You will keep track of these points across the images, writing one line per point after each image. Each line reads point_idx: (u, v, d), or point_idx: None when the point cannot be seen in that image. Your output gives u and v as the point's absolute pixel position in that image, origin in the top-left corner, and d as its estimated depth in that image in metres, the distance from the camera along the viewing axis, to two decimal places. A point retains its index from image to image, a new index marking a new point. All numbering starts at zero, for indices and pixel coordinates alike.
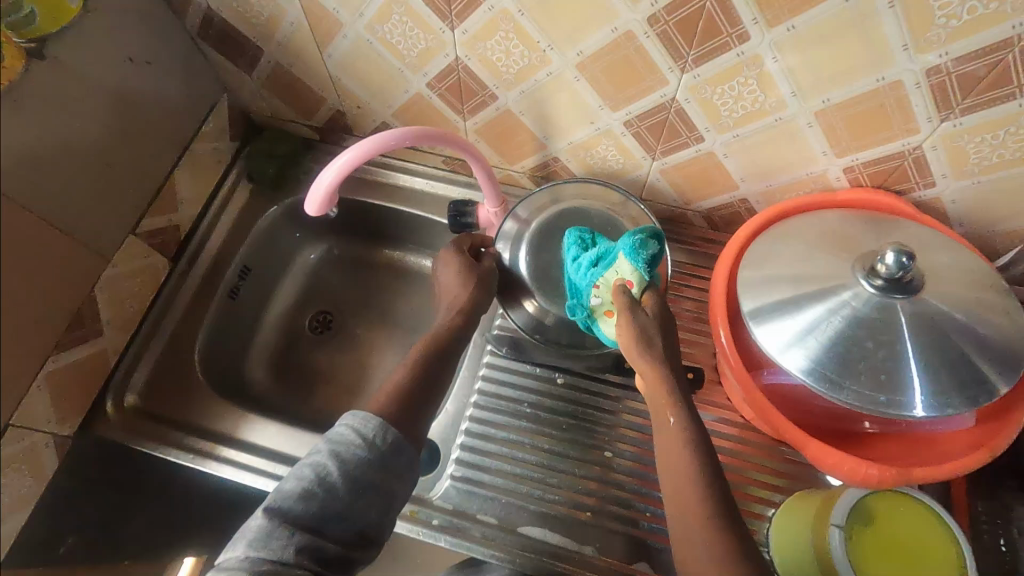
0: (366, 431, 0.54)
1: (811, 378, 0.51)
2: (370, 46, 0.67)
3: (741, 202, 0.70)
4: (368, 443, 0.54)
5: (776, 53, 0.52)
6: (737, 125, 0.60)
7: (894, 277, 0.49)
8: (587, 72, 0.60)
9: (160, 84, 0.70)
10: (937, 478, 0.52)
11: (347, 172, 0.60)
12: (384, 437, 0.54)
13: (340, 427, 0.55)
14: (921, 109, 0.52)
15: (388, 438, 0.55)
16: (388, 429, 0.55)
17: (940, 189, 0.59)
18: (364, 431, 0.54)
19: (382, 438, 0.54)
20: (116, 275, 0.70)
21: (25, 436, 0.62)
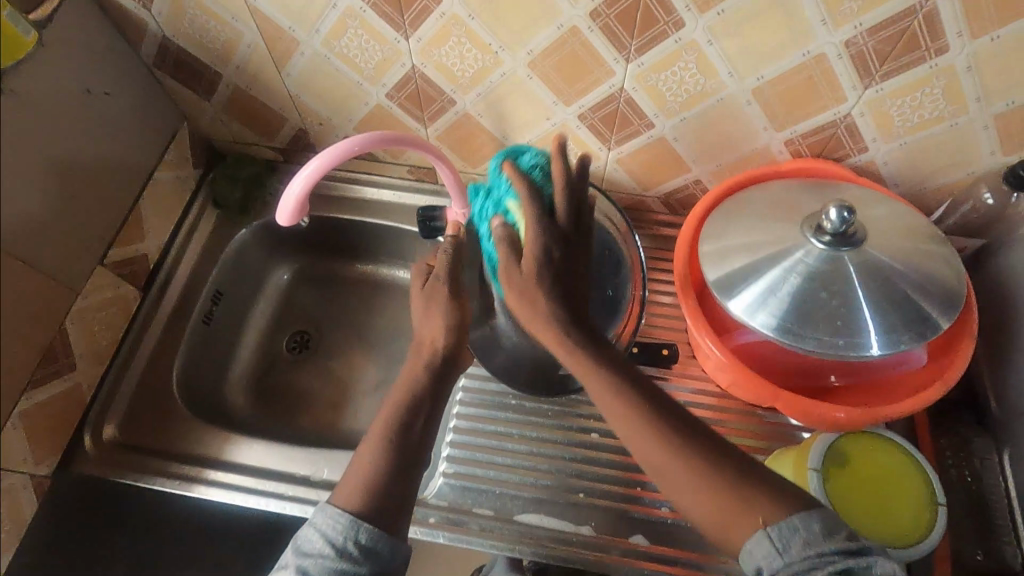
0: (335, 537, 0.49)
1: (777, 334, 0.55)
2: (328, 62, 0.69)
3: (695, 183, 0.74)
4: (338, 551, 0.49)
5: (710, 37, 0.56)
6: (682, 109, 0.64)
7: (839, 232, 0.53)
8: (539, 70, 0.64)
9: (119, 114, 0.71)
10: (899, 416, 0.56)
11: (314, 181, 0.61)
12: (358, 535, 0.49)
13: (308, 532, 0.51)
14: (845, 79, 0.57)
15: (363, 537, 0.49)
16: (361, 526, 0.50)
17: (872, 153, 0.64)
18: (333, 536, 0.49)
19: (354, 540, 0.49)
20: (87, 307, 0.69)
21: (0, 477, 0.60)
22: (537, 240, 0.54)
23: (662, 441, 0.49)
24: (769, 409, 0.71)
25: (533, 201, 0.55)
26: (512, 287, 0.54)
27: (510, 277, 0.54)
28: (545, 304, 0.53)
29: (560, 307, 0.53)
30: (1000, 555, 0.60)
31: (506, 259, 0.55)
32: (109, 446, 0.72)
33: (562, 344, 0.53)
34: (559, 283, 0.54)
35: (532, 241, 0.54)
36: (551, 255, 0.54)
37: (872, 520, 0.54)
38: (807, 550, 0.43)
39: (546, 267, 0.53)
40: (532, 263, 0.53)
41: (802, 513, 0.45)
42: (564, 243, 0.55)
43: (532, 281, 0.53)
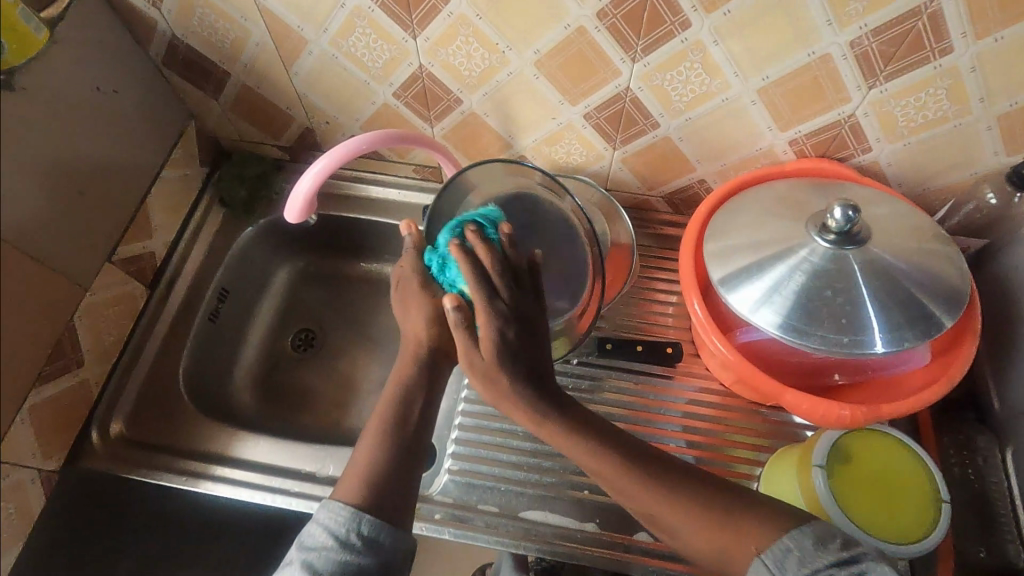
0: (337, 529, 0.48)
1: (781, 332, 0.55)
2: (335, 61, 0.69)
3: (700, 182, 0.75)
4: (342, 543, 0.47)
5: (716, 37, 0.57)
6: (687, 109, 0.65)
7: (843, 230, 0.54)
8: (545, 69, 0.64)
9: (128, 112, 0.71)
10: (903, 413, 0.56)
11: (323, 178, 0.62)
12: (360, 528, 0.48)
13: (311, 528, 0.49)
14: (850, 79, 0.57)
15: (366, 528, 0.48)
16: (363, 518, 0.48)
17: (876, 153, 0.65)
18: (336, 529, 0.48)
19: (356, 533, 0.48)
20: (95, 304, 0.70)
21: (9, 471, 0.61)
22: (494, 326, 0.49)
23: (638, 474, 0.50)
24: (773, 407, 0.71)
25: (482, 284, 0.50)
26: (478, 375, 0.51)
27: (470, 362, 0.50)
28: (509, 386, 0.51)
29: (523, 385, 0.51)
30: (1003, 552, 0.60)
31: (467, 346, 0.50)
32: (116, 442, 0.73)
33: (533, 418, 0.51)
34: (517, 360, 0.50)
35: (488, 326, 0.49)
36: (507, 334, 0.50)
37: (878, 517, 0.54)
38: (802, 569, 0.44)
39: (510, 336, 0.50)
40: (490, 346, 0.49)
41: (793, 532, 0.46)
42: (521, 315, 0.51)
43: (493, 366, 0.50)
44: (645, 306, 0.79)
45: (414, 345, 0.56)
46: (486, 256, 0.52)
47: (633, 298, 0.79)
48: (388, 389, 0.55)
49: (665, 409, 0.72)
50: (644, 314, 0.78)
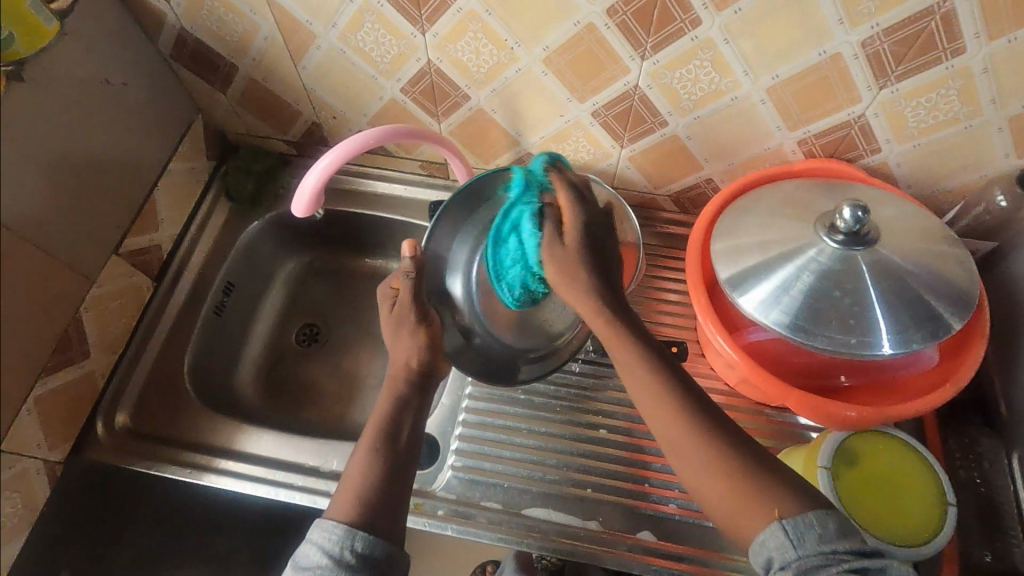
0: (330, 547, 0.48)
1: (789, 332, 0.55)
2: (344, 56, 0.69)
3: (707, 181, 0.75)
4: (336, 561, 0.47)
5: (726, 36, 0.56)
6: (696, 107, 0.65)
7: (852, 231, 0.53)
8: (554, 66, 0.64)
9: (136, 104, 0.71)
10: (909, 415, 0.56)
11: (331, 173, 0.62)
12: (354, 544, 0.48)
13: (305, 549, 0.49)
14: (861, 78, 0.57)
15: (359, 546, 0.48)
16: (357, 535, 0.49)
17: (886, 153, 0.64)
18: (330, 548, 0.48)
19: (350, 550, 0.48)
20: (101, 296, 0.70)
21: (14, 461, 0.61)
22: (581, 222, 0.55)
23: (681, 422, 0.50)
24: (777, 409, 0.71)
25: (573, 194, 0.56)
26: (554, 265, 0.54)
27: (551, 253, 0.54)
28: (586, 282, 0.54)
29: (602, 280, 0.54)
30: (1009, 557, 0.60)
31: (551, 235, 0.55)
32: (120, 433, 0.73)
33: (597, 311, 0.53)
34: (596, 257, 0.55)
35: (573, 223, 0.55)
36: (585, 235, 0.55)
37: (883, 519, 0.54)
38: (821, 545, 0.43)
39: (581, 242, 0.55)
40: (575, 239, 0.55)
41: (819, 511, 0.45)
42: (596, 224, 0.56)
43: (574, 253, 0.54)
44: (650, 305, 0.78)
45: (407, 369, 0.62)
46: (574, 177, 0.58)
47: (638, 297, 0.79)
48: (378, 406, 0.61)
49: None
50: (649, 313, 0.78)
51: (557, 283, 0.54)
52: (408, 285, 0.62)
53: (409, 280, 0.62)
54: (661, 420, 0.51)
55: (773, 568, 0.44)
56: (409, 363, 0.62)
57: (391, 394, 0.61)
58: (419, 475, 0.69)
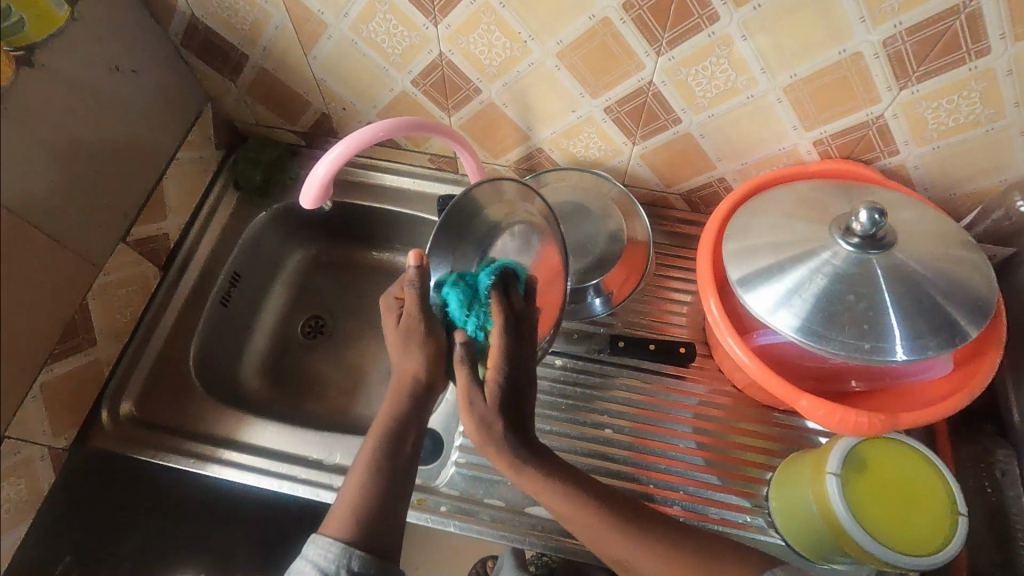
0: (328, 568, 0.47)
1: (800, 336, 0.54)
2: (355, 46, 0.69)
3: (720, 181, 0.74)
4: None
5: (745, 32, 0.55)
6: (711, 105, 0.64)
7: (869, 234, 0.52)
8: (568, 61, 0.63)
9: (146, 92, 0.71)
10: (921, 423, 0.55)
11: (339, 164, 0.62)
12: (351, 564, 0.48)
13: (299, 565, 0.49)
14: (881, 79, 0.56)
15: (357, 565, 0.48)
16: (353, 554, 0.48)
17: (903, 156, 0.63)
18: (326, 567, 0.48)
19: (347, 569, 0.48)
20: (108, 284, 0.70)
21: (19, 447, 0.61)
22: (505, 370, 0.52)
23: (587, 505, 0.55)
24: (785, 411, 0.70)
25: (508, 334, 0.53)
26: (471, 418, 0.53)
27: (470, 402, 0.52)
28: (502, 438, 0.53)
29: (513, 439, 0.54)
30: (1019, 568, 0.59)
31: (469, 384, 0.53)
32: (125, 421, 0.73)
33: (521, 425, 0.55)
34: (513, 407, 0.53)
35: (496, 377, 0.52)
36: (508, 383, 0.53)
37: (895, 528, 0.53)
38: None
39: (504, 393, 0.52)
40: (496, 398, 0.52)
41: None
42: (526, 367, 0.54)
43: (493, 410, 0.52)
44: (658, 304, 0.78)
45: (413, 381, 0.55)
46: (518, 305, 0.55)
47: (646, 295, 0.78)
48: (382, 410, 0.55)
49: (675, 408, 0.71)
50: (657, 312, 0.77)
51: (472, 432, 0.53)
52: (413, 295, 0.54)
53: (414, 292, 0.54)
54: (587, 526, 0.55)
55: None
56: (414, 378, 0.55)
57: (394, 405, 0.55)
58: (423, 470, 0.69)
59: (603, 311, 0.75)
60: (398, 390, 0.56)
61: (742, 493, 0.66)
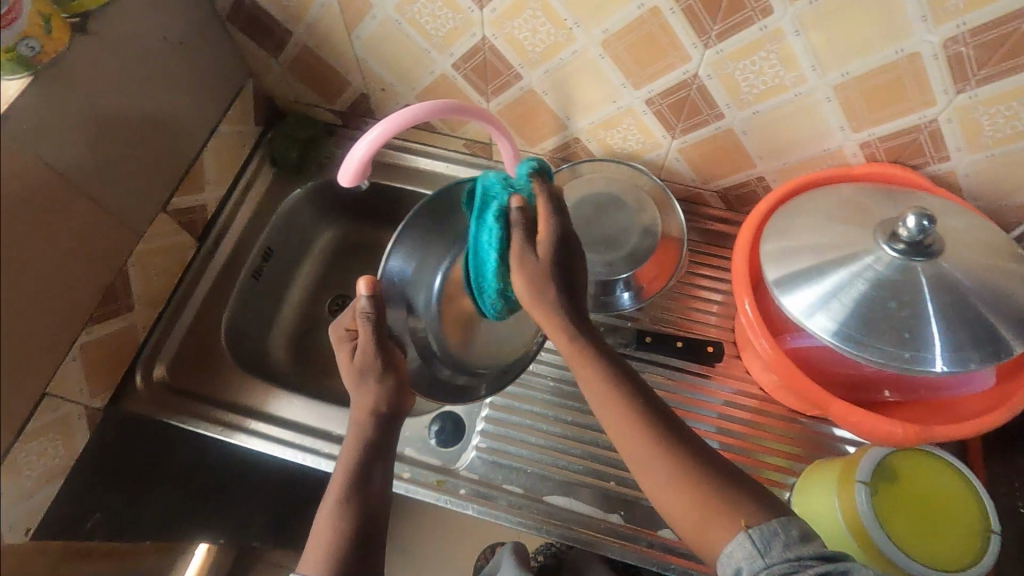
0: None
1: (836, 340, 0.53)
2: (398, 27, 0.69)
3: (758, 180, 0.72)
4: None
5: (798, 27, 0.54)
6: (756, 101, 0.62)
7: (915, 240, 0.51)
8: (612, 50, 0.62)
9: (190, 64, 0.72)
10: (956, 437, 0.54)
11: (378, 144, 0.62)
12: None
13: None
14: (937, 81, 0.54)
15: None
16: None
17: (954, 163, 0.61)
18: None
19: None
20: (147, 252, 0.71)
21: (58, 405, 0.63)
22: (554, 233, 0.55)
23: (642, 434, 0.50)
24: (812, 418, 0.69)
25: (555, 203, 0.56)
26: (523, 275, 0.54)
27: (522, 261, 0.54)
28: (552, 299, 0.54)
29: (566, 301, 0.55)
30: None
31: (523, 247, 0.54)
32: (157, 386, 0.75)
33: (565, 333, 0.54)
34: (564, 266, 0.55)
35: (546, 235, 0.55)
36: (557, 245, 0.55)
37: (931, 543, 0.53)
38: (786, 553, 0.42)
39: (554, 241, 0.55)
40: (548, 254, 0.54)
41: (780, 517, 0.45)
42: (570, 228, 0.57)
43: (546, 266, 0.54)
44: (688, 302, 0.77)
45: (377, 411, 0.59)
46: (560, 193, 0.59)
47: (676, 293, 0.77)
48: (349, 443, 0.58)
49: (700, 407, 0.70)
50: (686, 310, 0.76)
51: (524, 298, 0.54)
52: (365, 327, 0.58)
53: (367, 324, 0.58)
54: (619, 429, 0.51)
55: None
56: (375, 411, 0.59)
57: (358, 435, 0.58)
58: (443, 452, 0.70)
59: (631, 306, 0.74)
60: (360, 420, 0.59)
61: None
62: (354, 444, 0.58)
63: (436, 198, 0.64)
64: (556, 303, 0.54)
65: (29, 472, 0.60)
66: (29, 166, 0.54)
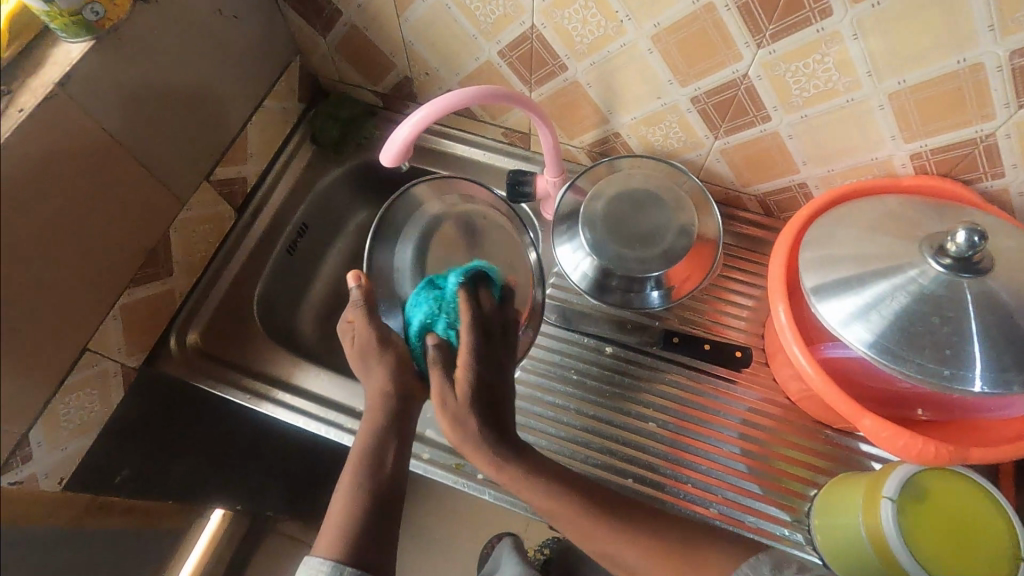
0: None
1: (872, 352, 0.52)
2: (448, 11, 0.69)
3: (800, 186, 0.71)
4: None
5: (857, 31, 0.53)
6: (806, 105, 0.61)
7: (963, 256, 0.50)
8: (662, 45, 0.62)
9: (241, 38, 0.73)
10: (990, 460, 0.53)
11: (422, 127, 0.62)
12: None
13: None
14: (999, 94, 0.52)
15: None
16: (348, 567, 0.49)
17: (1009, 180, 0.59)
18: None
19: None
20: (189, 219, 0.73)
21: (98, 361, 0.65)
22: (476, 362, 0.60)
23: None
24: (838, 431, 0.68)
25: (475, 334, 0.61)
26: (444, 416, 0.59)
27: (443, 401, 0.60)
28: (476, 431, 0.59)
29: (491, 437, 0.59)
30: None
31: (443, 387, 0.60)
32: (190, 350, 0.77)
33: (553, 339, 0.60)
34: (485, 390, 0.60)
35: (466, 372, 0.60)
36: (477, 375, 0.60)
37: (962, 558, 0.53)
38: None
39: (479, 372, 0.60)
40: (466, 392, 0.59)
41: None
42: (496, 355, 0.62)
43: (464, 406, 0.59)
44: (718, 305, 0.76)
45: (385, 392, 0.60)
46: (486, 306, 0.64)
47: (706, 295, 0.77)
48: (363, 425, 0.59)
49: (723, 412, 0.70)
50: (715, 313, 0.76)
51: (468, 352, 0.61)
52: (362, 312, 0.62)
53: (360, 308, 0.62)
54: None
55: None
56: (384, 391, 0.60)
57: (372, 420, 0.59)
58: None
59: (659, 305, 0.73)
60: (373, 406, 0.60)
61: (783, 505, 0.65)
62: (373, 421, 0.59)
63: (393, 207, 0.77)
64: (480, 440, 0.59)
65: (67, 424, 0.62)
66: (84, 127, 0.56)
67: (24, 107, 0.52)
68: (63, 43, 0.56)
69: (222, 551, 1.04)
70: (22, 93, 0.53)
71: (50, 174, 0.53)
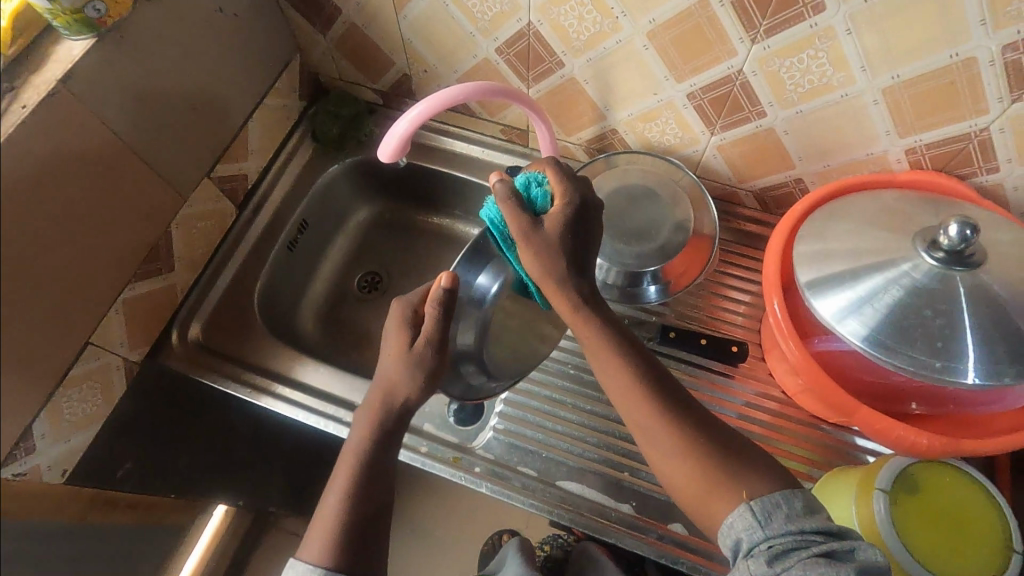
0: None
1: (866, 346, 0.52)
2: (446, 9, 0.70)
3: (796, 182, 0.71)
4: None
5: (850, 26, 0.53)
6: (801, 100, 0.62)
7: (956, 249, 0.50)
8: (657, 41, 0.62)
9: (242, 36, 0.74)
10: (983, 453, 0.53)
11: (420, 122, 0.63)
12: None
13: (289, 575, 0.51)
14: (992, 89, 0.53)
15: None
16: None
17: (1004, 175, 0.59)
18: None
19: None
20: (191, 215, 0.74)
21: (100, 355, 0.66)
22: (568, 201, 0.55)
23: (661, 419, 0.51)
24: (834, 425, 0.68)
25: (569, 182, 0.56)
26: (529, 247, 0.54)
27: (525, 237, 0.54)
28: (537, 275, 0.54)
29: (574, 281, 0.55)
30: None
31: (526, 221, 0.54)
32: (192, 345, 0.77)
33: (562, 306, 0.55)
34: (573, 237, 0.55)
35: (554, 214, 0.55)
36: (568, 215, 0.55)
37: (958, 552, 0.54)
38: (788, 525, 0.44)
39: (572, 211, 0.55)
40: (554, 228, 0.54)
41: (785, 490, 0.47)
42: (588, 199, 0.57)
43: (553, 241, 0.54)
44: (715, 301, 0.76)
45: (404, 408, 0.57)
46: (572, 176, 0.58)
47: (702, 290, 0.77)
48: (360, 428, 0.57)
49: (720, 407, 0.70)
50: (712, 308, 0.76)
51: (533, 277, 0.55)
52: (434, 315, 0.56)
53: (436, 311, 0.55)
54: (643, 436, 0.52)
55: (741, 547, 0.45)
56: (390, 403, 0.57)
57: (371, 424, 0.57)
58: (461, 430, 0.71)
59: (656, 299, 0.73)
60: (374, 408, 0.57)
61: None
62: (366, 426, 0.57)
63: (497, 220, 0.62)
64: (566, 277, 0.54)
65: (69, 417, 0.63)
66: (87, 123, 0.57)
67: (27, 103, 0.53)
68: (66, 41, 0.57)
69: (224, 546, 1.05)
70: (25, 90, 0.54)
71: (54, 169, 0.54)
